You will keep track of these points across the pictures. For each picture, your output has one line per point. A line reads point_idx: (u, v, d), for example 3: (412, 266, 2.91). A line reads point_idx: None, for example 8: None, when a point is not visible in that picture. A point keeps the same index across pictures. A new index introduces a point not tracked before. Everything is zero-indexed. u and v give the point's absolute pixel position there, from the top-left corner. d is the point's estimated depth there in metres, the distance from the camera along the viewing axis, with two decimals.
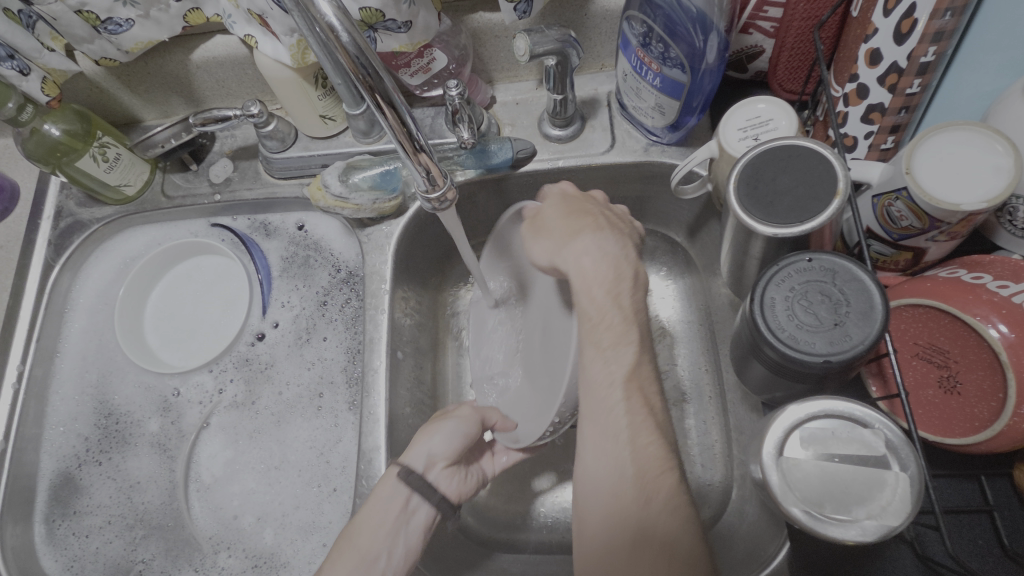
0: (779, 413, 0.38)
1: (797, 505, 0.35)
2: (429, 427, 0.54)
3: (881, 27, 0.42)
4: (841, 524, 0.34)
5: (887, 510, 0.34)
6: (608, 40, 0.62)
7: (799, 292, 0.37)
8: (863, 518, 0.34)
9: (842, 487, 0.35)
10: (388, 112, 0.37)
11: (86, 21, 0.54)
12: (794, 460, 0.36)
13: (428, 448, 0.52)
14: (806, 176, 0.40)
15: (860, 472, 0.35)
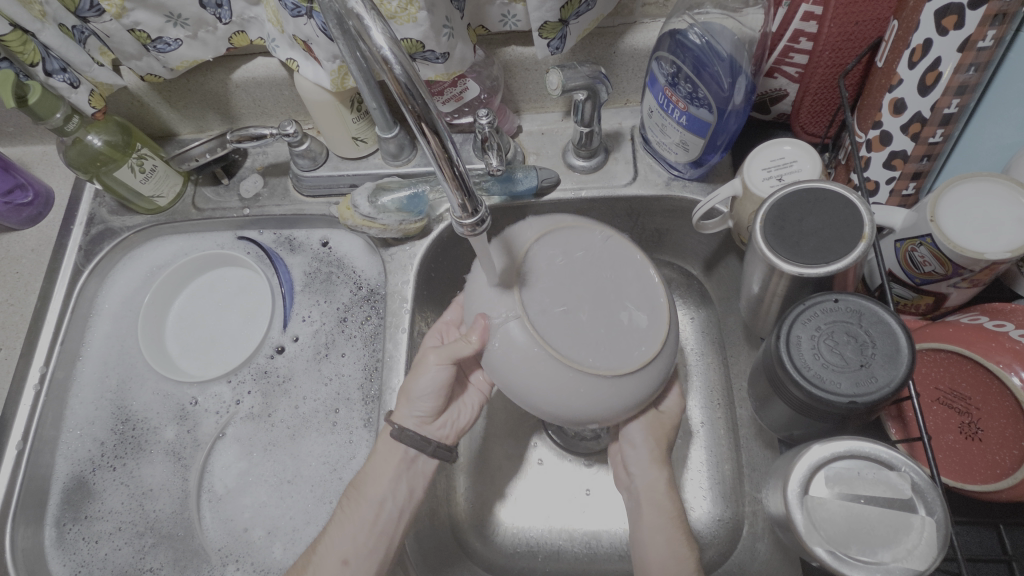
0: (803, 451, 0.38)
1: (820, 543, 0.35)
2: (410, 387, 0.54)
3: (907, 78, 0.44)
4: (867, 566, 0.35)
5: (912, 554, 0.34)
6: (634, 77, 0.64)
7: (825, 332, 0.37)
8: (888, 561, 0.34)
9: (868, 529, 0.35)
10: (432, 138, 0.37)
11: (137, 39, 0.56)
12: (819, 499, 0.36)
13: (414, 406, 0.54)
14: (832, 220, 0.41)
15: (885, 514, 0.35)
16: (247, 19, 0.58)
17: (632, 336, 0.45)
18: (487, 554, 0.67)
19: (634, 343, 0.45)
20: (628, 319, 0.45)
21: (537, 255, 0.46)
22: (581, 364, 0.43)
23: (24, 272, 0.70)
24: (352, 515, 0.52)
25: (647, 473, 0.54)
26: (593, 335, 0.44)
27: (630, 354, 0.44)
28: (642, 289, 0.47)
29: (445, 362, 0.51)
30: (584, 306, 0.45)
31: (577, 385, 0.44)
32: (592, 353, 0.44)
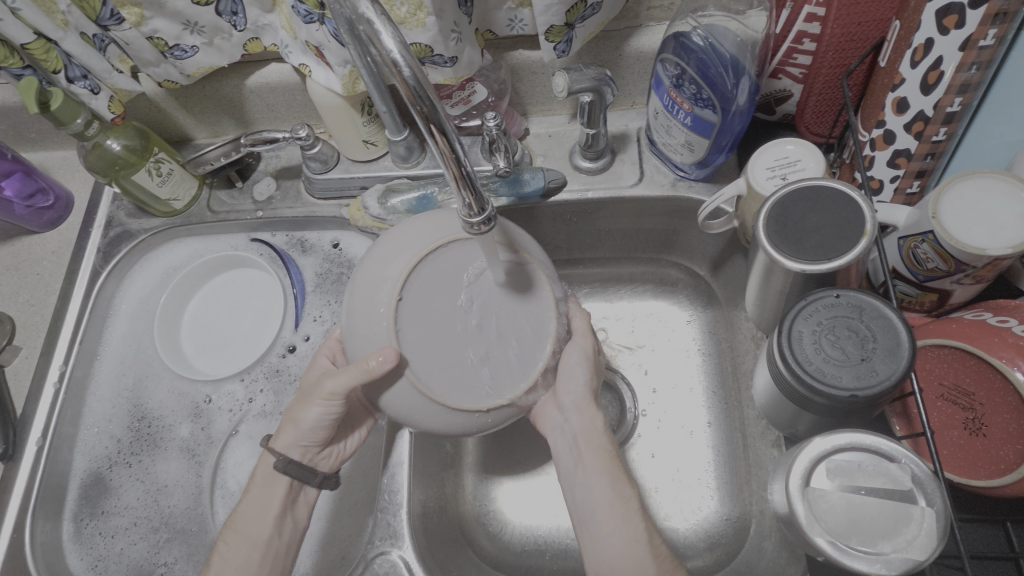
0: (805, 444, 0.38)
1: (822, 536, 0.36)
2: (295, 414, 0.53)
3: (909, 78, 0.45)
4: (867, 556, 0.35)
5: (912, 544, 0.34)
6: (640, 80, 0.65)
7: (826, 327, 0.37)
8: (889, 552, 0.34)
9: (868, 520, 0.35)
10: (439, 138, 0.37)
11: (155, 46, 0.58)
12: (820, 491, 0.37)
13: (297, 436, 0.53)
14: (835, 217, 0.41)
15: (886, 505, 0.35)
16: (261, 26, 0.59)
17: (502, 367, 0.46)
18: (494, 551, 0.68)
19: (499, 375, 0.46)
20: (503, 349, 0.46)
21: (426, 274, 0.45)
22: (434, 395, 0.44)
23: (45, 274, 0.72)
24: (230, 562, 0.50)
25: (575, 425, 0.50)
26: (457, 360, 0.45)
27: (496, 382, 0.46)
28: (529, 321, 0.46)
29: (335, 396, 0.50)
30: (460, 327, 0.46)
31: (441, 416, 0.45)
32: (449, 381, 0.45)
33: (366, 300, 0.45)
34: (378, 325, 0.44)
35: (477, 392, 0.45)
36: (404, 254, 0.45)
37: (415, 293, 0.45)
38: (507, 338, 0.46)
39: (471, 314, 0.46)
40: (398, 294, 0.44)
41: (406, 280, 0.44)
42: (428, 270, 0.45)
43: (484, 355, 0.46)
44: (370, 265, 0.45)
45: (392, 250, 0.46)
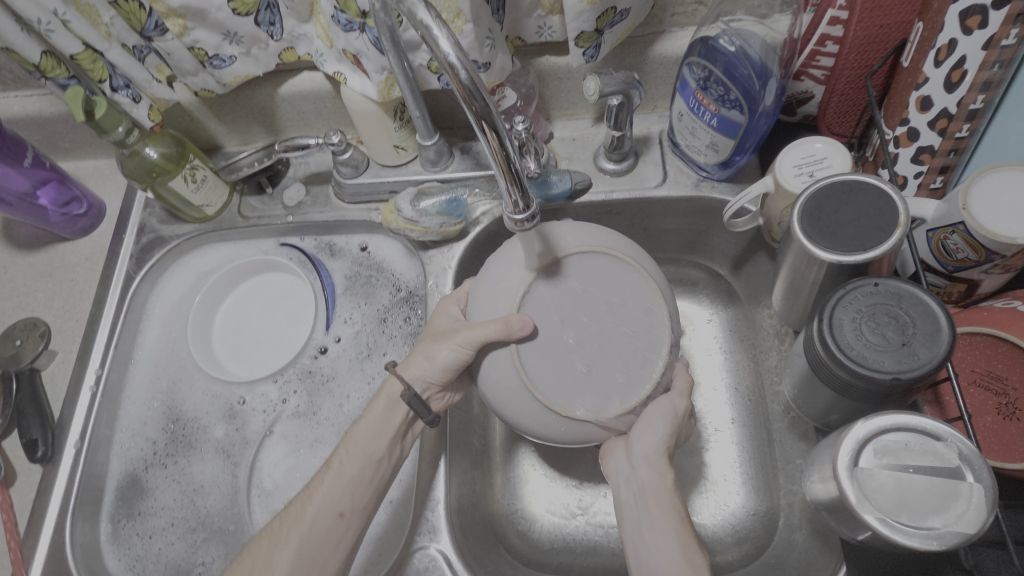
0: (851, 426, 0.39)
1: (871, 513, 0.37)
2: (428, 348, 0.52)
3: (933, 76, 0.46)
4: (917, 531, 0.36)
5: (961, 519, 0.35)
6: (663, 84, 0.67)
7: (866, 314, 0.39)
8: (938, 527, 0.36)
9: (917, 497, 0.37)
10: (490, 135, 0.39)
11: (196, 56, 0.60)
12: (868, 471, 0.38)
13: (423, 373, 0.53)
14: (868, 209, 0.42)
15: (934, 482, 0.36)
16: (296, 36, 0.61)
17: (611, 387, 0.47)
18: (526, 548, 0.68)
19: (606, 392, 0.47)
20: (618, 366, 0.47)
21: (554, 277, 0.48)
22: (539, 393, 0.46)
23: (79, 280, 0.74)
24: (344, 473, 0.52)
25: (644, 477, 0.50)
26: (578, 362, 0.47)
27: (605, 393, 0.47)
28: (644, 350, 0.47)
29: (470, 347, 0.49)
30: (570, 339, 0.47)
31: (546, 415, 0.47)
32: (558, 383, 0.47)
33: (503, 285, 0.48)
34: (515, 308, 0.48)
35: (582, 396, 0.46)
36: (517, 270, 0.48)
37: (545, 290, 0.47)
38: (629, 352, 0.47)
39: (586, 328, 0.47)
40: (534, 287, 0.47)
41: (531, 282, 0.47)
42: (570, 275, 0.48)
43: (602, 367, 0.47)
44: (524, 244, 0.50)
45: (513, 259, 0.49)
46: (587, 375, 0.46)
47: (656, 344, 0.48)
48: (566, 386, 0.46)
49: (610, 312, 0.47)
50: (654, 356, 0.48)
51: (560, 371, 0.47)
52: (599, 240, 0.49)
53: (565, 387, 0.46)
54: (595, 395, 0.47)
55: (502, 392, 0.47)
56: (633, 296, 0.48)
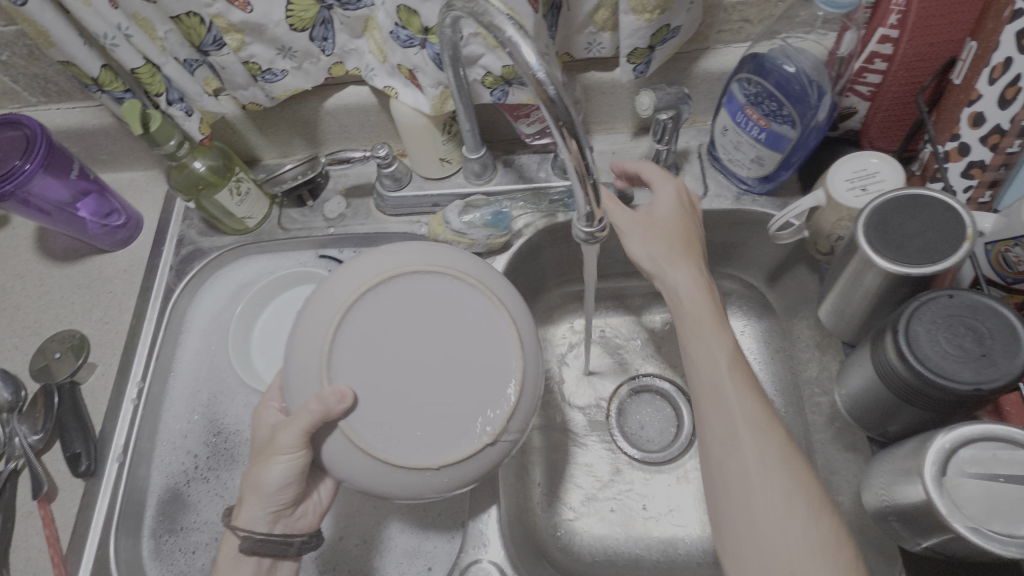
0: (936, 436, 0.40)
1: (962, 522, 0.38)
2: (257, 477, 0.51)
3: (987, 93, 0.48)
4: (1012, 540, 0.36)
5: None
6: (704, 99, 0.68)
7: (942, 324, 0.39)
8: None
9: (1009, 506, 0.37)
10: (571, 142, 0.41)
11: (249, 70, 0.61)
12: (957, 481, 0.39)
13: (263, 505, 0.52)
14: (935, 223, 0.43)
15: None
16: (347, 51, 0.62)
17: (445, 421, 0.44)
18: (568, 562, 0.68)
19: (416, 429, 0.44)
20: (455, 397, 0.44)
21: (371, 301, 0.46)
22: (372, 447, 0.43)
23: (118, 292, 0.74)
24: None
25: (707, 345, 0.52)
26: (385, 403, 0.44)
27: (421, 429, 0.44)
28: (493, 374, 0.45)
29: (290, 450, 0.47)
30: (414, 365, 0.44)
31: (403, 473, 0.43)
32: (389, 429, 0.44)
33: (309, 334, 0.45)
34: (309, 361, 0.45)
35: (367, 427, 0.43)
36: (341, 293, 0.46)
37: (360, 325, 0.45)
38: (400, 376, 0.44)
39: (417, 356, 0.45)
40: (365, 321, 0.45)
41: (348, 309, 0.45)
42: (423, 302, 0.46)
43: (409, 399, 0.44)
44: (320, 290, 0.47)
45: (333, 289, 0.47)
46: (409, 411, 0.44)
47: (474, 368, 0.45)
48: (413, 435, 0.44)
49: (456, 339, 0.46)
50: (508, 380, 0.45)
51: (394, 413, 0.44)
52: (411, 258, 0.48)
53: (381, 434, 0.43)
54: (405, 432, 0.44)
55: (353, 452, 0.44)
56: (460, 313, 0.46)
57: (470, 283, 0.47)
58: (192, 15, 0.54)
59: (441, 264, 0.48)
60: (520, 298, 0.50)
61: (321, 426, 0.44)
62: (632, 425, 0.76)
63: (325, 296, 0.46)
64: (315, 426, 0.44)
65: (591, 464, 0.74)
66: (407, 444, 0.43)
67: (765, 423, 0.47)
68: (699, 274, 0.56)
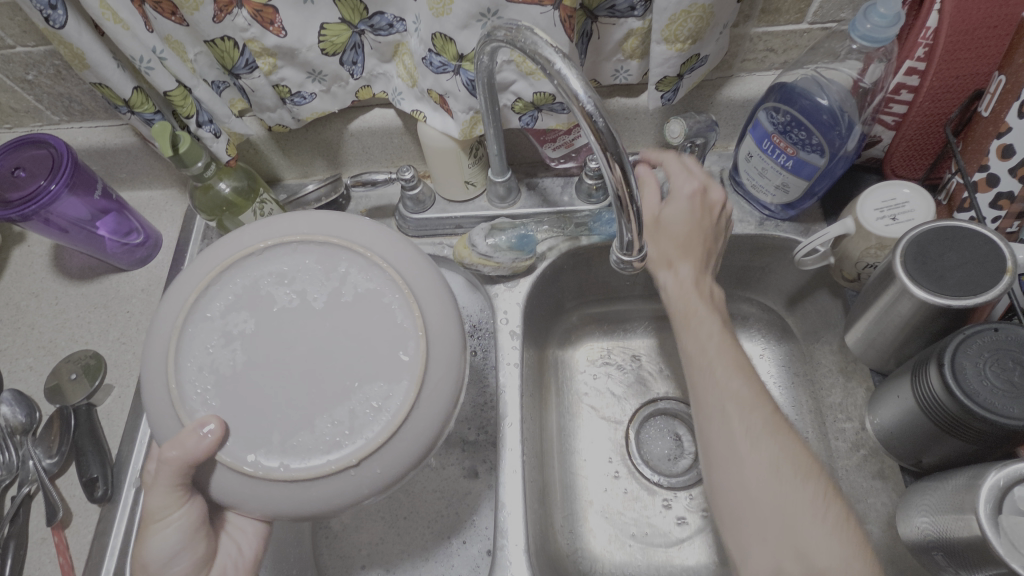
0: (990, 472, 0.40)
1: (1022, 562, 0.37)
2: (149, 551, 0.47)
3: (1016, 126, 0.48)
4: None
5: None
6: (726, 125, 0.69)
7: (989, 359, 0.41)
8: None
9: None
10: (616, 168, 0.41)
11: (279, 93, 0.61)
12: (1014, 520, 0.38)
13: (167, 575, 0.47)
14: (974, 255, 0.44)
15: None
16: (375, 75, 0.62)
17: (354, 408, 0.41)
18: None
19: (324, 426, 0.41)
20: (353, 377, 0.42)
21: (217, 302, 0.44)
22: (278, 462, 0.40)
23: (136, 311, 0.73)
24: None
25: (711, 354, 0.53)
26: (274, 408, 0.41)
27: (332, 421, 0.41)
28: (391, 336, 0.43)
29: (165, 509, 0.46)
30: (296, 355, 0.42)
31: (341, 480, 0.40)
32: (291, 438, 0.41)
33: (159, 355, 0.43)
34: (182, 398, 0.42)
35: (242, 449, 0.41)
36: (179, 309, 0.44)
37: (213, 328, 0.43)
38: (276, 372, 0.42)
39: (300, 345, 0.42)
40: (211, 321, 0.44)
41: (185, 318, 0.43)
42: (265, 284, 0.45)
43: (297, 394, 0.42)
44: (179, 310, 0.45)
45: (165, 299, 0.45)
46: (316, 407, 0.41)
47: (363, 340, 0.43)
48: (320, 429, 0.41)
49: (326, 315, 0.43)
50: (401, 339, 0.43)
51: (301, 416, 0.41)
52: (252, 240, 0.46)
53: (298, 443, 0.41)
54: (316, 432, 0.41)
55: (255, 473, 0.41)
56: (330, 287, 0.44)
57: (337, 245, 0.45)
58: (226, 38, 0.54)
59: (284, 236, 0.46)
60: (418, 257, 0.47)
61: (195, 467, 0.42)
62: (653, 450, 0.75)
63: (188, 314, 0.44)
64: (185, 473, 0.42)
65: (612, 489, 0.73)
66: (322, 443, 0.41)
67: (772, 424, 0.48)
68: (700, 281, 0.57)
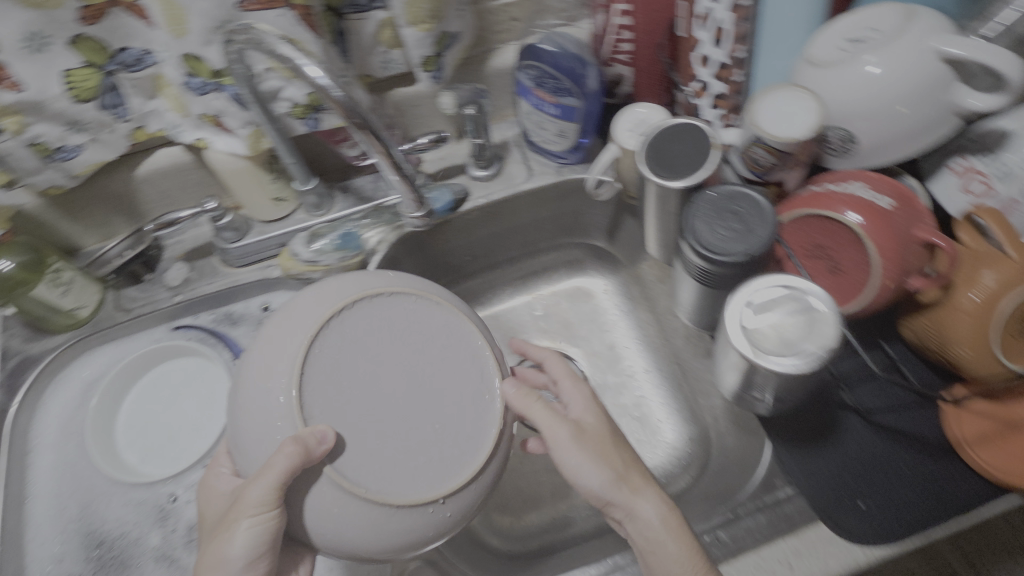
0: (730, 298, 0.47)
1: (759, 356, 0.43)
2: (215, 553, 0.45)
3: (703, 39, 0.60)
4: (796, 358, 0.42)
5: (823, 338, 0.42)
6: (504, 94, 0.76)
7: (712, 214, 0.48)
8: (809, 350, 0.42)
9: (786, 335, 0.43)
10: (376, 140, 0.53)
11: (38, 152, 0.57)
12: (751, 330, 0.45)
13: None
14: (691, 142, 0.53)
15: (796, 320, 0.43)
16: (146, 113, 0.61)
17: (432, 452, 0.46)
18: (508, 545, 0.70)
19: (408, 461, 0.45)
20: (440, 424, 0.47)
21: (349, 326, 0.48)
22: (364, 489, 0.43)
23: None
24: None
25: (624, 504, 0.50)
26: (372, 442, 0.45)
27: (419, 457, 0.46)
28: (464, 386, 0.49)
29: (260, 507, 0.43)
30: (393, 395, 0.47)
31: (399, 516, 0.43)
32: (378, 469, 0.44)
33: (277, 354, 0.46)
34: (274, 411, 0.44)
35: (346, 465, 0.44)
36: (299, 324, 0.47)
37: (328, 347, 0.47)
38: (370, 411, 0.46)
39: (399, 386, 0.48)
40: (337, 343, 0.47)
41: (316, 334, 0.46)
42: (386, 330, 0.49)
43: (386, 433, 0.46)
44: (282, 322, 0.48)
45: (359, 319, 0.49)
46: (407, 441, 0.46)
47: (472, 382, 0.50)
48: (409, 466, 0.45)
49: (410, 359, 0.49)
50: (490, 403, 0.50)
51: (396, 443, 0.46)
52: (375, 283, 0.51)
53: (393, 466, 0.45)
54: (408, 461, 0.45)
55: (330, 508, 0.43)
56: (422, 336, 0.50)
57: (434, 299, 0.52)
58: None
59: (381, 287, 0.51)
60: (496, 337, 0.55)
61: (296, 476, 0.43)
62: None
63: (295, 325, 0.47)
64: (292, 474, 0.42)
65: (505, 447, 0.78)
66: (407, 475, 0.45)
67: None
68: (603, 428, 0.53)
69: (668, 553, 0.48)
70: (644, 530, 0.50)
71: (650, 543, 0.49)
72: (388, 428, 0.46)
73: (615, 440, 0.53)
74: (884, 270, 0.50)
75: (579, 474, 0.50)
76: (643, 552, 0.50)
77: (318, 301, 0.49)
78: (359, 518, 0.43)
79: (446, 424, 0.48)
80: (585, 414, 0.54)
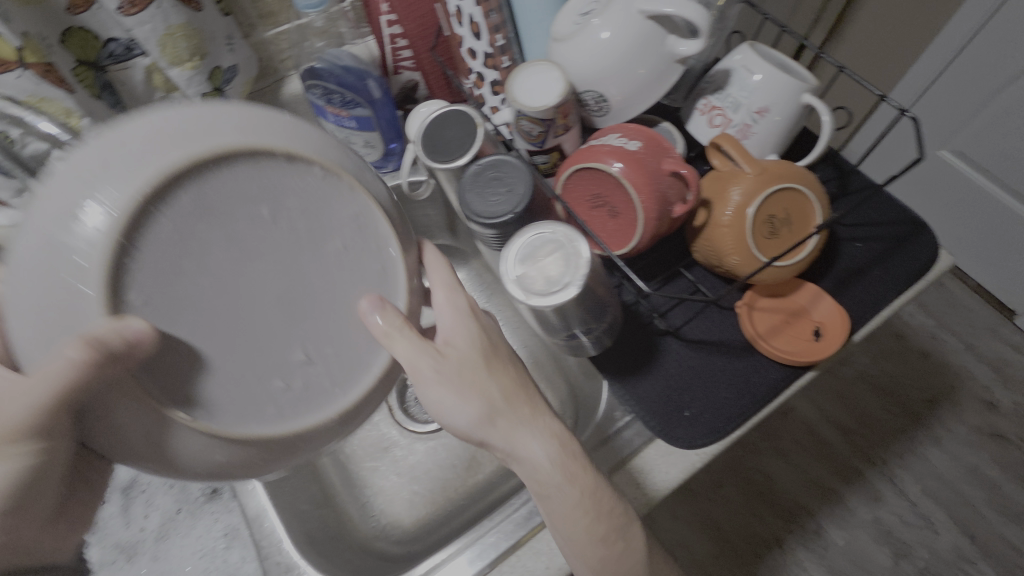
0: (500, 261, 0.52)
1: (538, 299, 0.48)
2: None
3: (464, 34, 0.65)
4: (564, 288, 0.48)
5: (578, 265, 0.49)
6: (308, 117, 0.79)
7: (482, 185, 0.56)
8: (570, 278, 0.48)
9: (551, 274, 0.49)
10: None
11: None
12: (524, 280, 0.50)
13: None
14: (453, 124, 0.58)
15: (554, 259, 0.50)
16: None
17: (296, 375, 0.42)
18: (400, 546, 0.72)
19: (264, 384, 0.41)
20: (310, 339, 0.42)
21: (197, 191, 0.37)
22: (210, 420, 0.39)
23: None
24: None
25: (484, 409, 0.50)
26: (223, 346, 0.39)
27: (284, 371, 0.41)
28: (350, 304, 0.44)
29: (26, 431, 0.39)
30: (264, 296, 0.40)
31: (255, 444, 0.41)
32: (227, 387, 0.39)
33: (82, 208, 0.34)
34: (72, 285, 0.34)
35: (199, 389, 0.39)
36: (125, 163, 0.35)
37: (171, 223, 0.36)
38: (233, 327, 0.39)
39: (272, 282, 0.40)
40: (184, 220, 0.37)
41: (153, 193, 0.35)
42: (262, 211, 0.39)
43: (246, 342, 0.40)
44: (103, 156, 0.35)
45: (212, 186, 0.37)
46: (267, 352, 0.41)
47: (362, 298, 0.44)
48: (262, 387, 0.41)
49: (288, 245, 0.40)
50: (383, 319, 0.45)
51: (251, 352, 0.40)
52: (275, 139, 0.39)
53: (244, 378, 0.40)
54: (265, 380, 0.41)
55: (171, 445, 0.38)
56: (318, 226, 0.42)
57: (344, 181, 0.42)
58: None
59: (258, 137, 0.38)
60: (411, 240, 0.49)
61: (111, 389, 0.36)
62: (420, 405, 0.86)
63: (104, 169, 0.34)
64: (102, 377, 0.34)
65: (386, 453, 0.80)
66: (256, 394, 0.40)
67: (569, 468, 0.52)
68: (484, 349, 0.53)
69: (530, 443, 0.51)
70: (516, 431, 0.51)
71: (509, 433, 0.51)
72: (245, 334, 0.40)
73: (495, 358, 0.53)
74: (645, 205, 0.57)
75: (441, 399, 0.50)
76: (513, 453, 0.52)
77: (159, 124, 0.36)
78: (192, 445, 0.39)
79: (335, 349, 0.43)
80: (457, 332, 0.53)
